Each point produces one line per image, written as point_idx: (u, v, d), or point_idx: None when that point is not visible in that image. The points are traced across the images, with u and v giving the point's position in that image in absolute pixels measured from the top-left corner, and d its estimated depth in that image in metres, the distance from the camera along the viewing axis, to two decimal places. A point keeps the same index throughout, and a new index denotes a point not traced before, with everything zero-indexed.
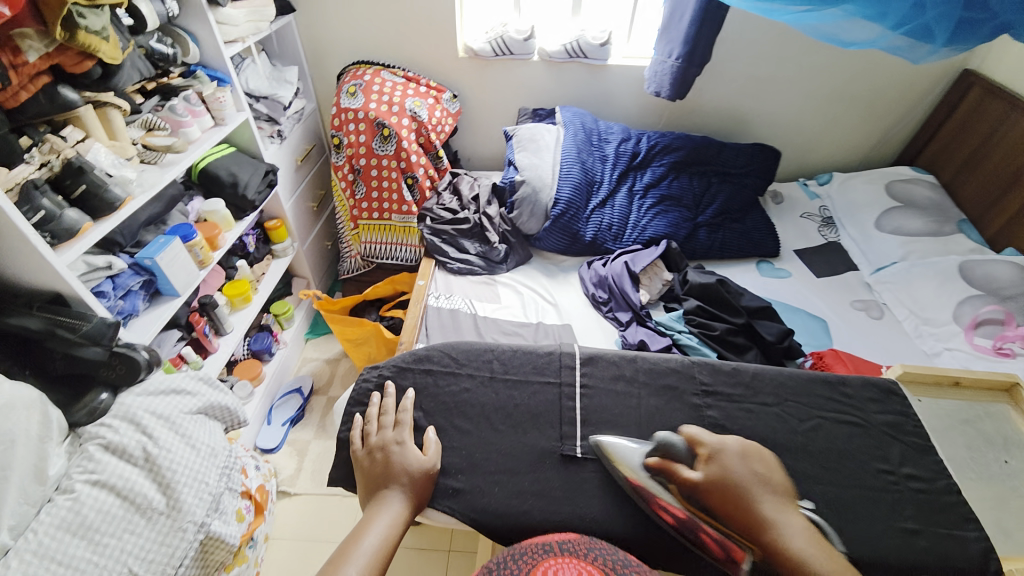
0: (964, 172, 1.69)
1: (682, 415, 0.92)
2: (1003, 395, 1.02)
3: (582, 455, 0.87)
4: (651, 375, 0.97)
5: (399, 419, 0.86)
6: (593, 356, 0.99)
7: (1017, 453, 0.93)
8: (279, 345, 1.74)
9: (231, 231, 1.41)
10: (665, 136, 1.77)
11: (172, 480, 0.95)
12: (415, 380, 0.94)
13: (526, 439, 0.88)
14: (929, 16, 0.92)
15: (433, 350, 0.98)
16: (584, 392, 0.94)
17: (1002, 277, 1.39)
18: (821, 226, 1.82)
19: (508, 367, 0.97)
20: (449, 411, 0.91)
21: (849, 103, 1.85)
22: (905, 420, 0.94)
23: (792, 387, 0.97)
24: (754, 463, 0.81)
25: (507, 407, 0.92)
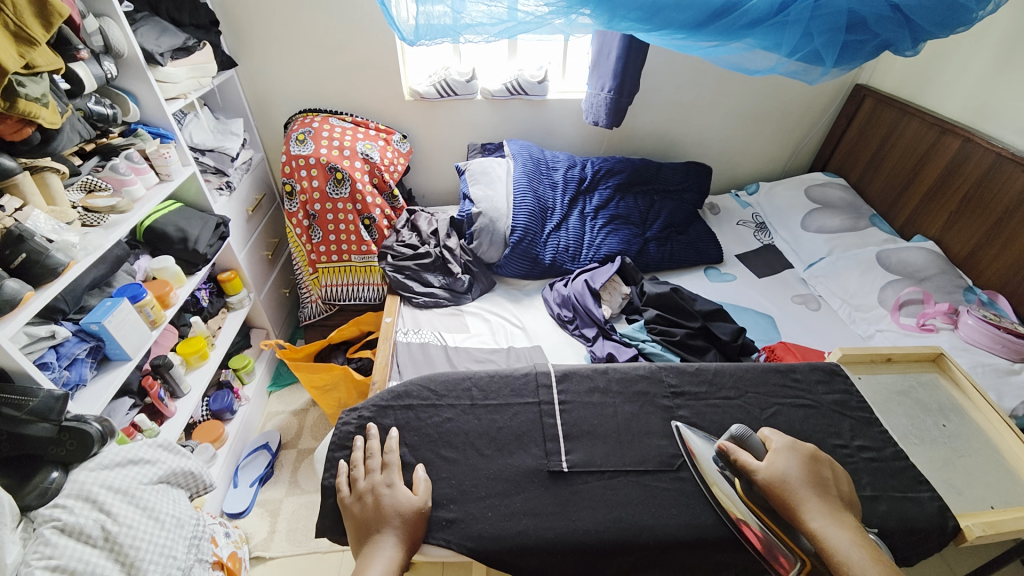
0: (868, 172, 1.91)
1: (656, 419, 0.97)
2: (931, 365, 1.15)
3: (569, 469, 0.89)
4: (623, 383, 1.03)
5: (387, 460, 0.85)
6: (567, 373, 1.04)
7: (951, 417, 1.05)
8: (241, 402, 1.65)
9: (182, 286, 1.36)
10: (607, 160, 1.89)
11: (137, 558, 0.88)
12: (396, 418, 0.94)
13: (513, 460, 0.90)
14: (817, 42, 1.09)
15: (411, 385, 0.99)
16: (563, 408, 0.98)
17: (914, 261, 1.57)
18: (755, 231, 1.99)
19: (487, 393, 0.99)
20: (435, 443, 0.91)
21: (763, 121, 2.07)
22: (850, 397, 1.04)
23: (749, 380, 1.05)
24: (818, 465, 0.80)
25: (491, 432, 0.93)
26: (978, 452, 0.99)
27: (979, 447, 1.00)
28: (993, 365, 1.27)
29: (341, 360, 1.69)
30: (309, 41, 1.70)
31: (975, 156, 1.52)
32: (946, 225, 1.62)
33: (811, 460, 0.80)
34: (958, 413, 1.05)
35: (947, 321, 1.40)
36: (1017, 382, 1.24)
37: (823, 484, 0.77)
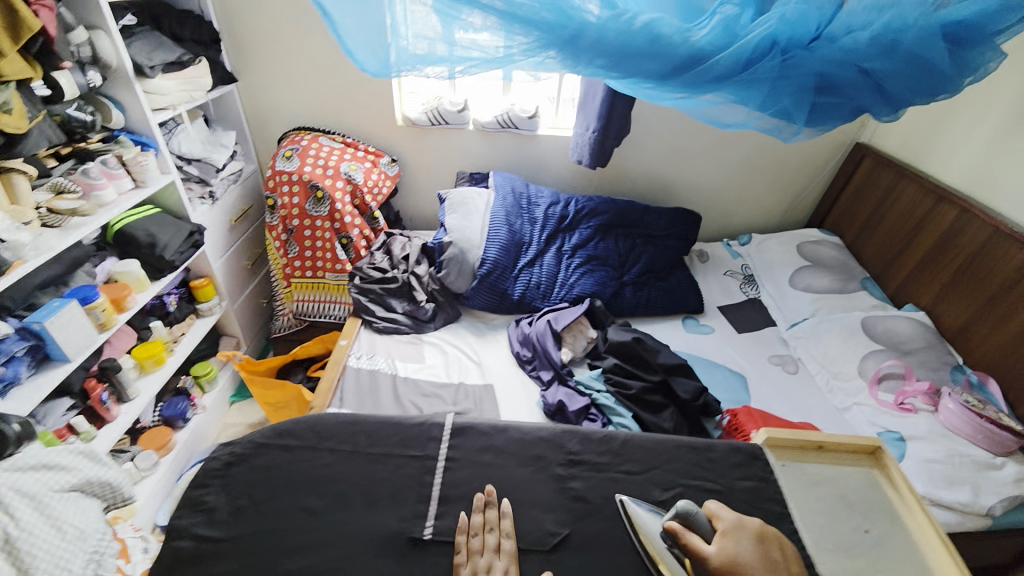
0: (864, 233, 1.84)
1: (544, 490, 0.90)
2: (867, 461, 1.00)
3: (430, 538, 0.83)
4: (521, 445, 0.96)
5: (501, 544, 0.82)
6: (464, 427, 0.97)
7: (878, 521, 0.91)
8: (198, 410, 1.64)
9: (145, 291, 1.38)
10: (592, 200, 1.87)
11: (31, 566, 0.85)
12: (270, 457, 0.92)
13: (376, 518, 0.85)
14: (786, 101, 1.07)
15: (298, 423, 0.96)
16: (447, 466, 0.92)
17: (901, 331, 1.47)
18: (742, 283, 1.92)
19: (373, 440, 0.94)
20: (304, 490, 0.88)
21: (760, 172, 2.02)
22: (766, 485, 0.93)
23: (661, 453, 0.97)
24: (769, 545, 0.80)
25: (364, 484, 0.89)
26: (909, 568, 0.85)
27: (908, 563, 0.86)
28: (970, 457, 1.17)
29: (301, 378, 1.67)
30: (305, 64, 1.76)
31: (971, 228, 1.45)
32: (937, 296, 1.53)
33: (762, 540, 0.80)
34: (890, 520, 0.91)
35: (927, 401, 1.31)
36: (997, 478, 1.15)
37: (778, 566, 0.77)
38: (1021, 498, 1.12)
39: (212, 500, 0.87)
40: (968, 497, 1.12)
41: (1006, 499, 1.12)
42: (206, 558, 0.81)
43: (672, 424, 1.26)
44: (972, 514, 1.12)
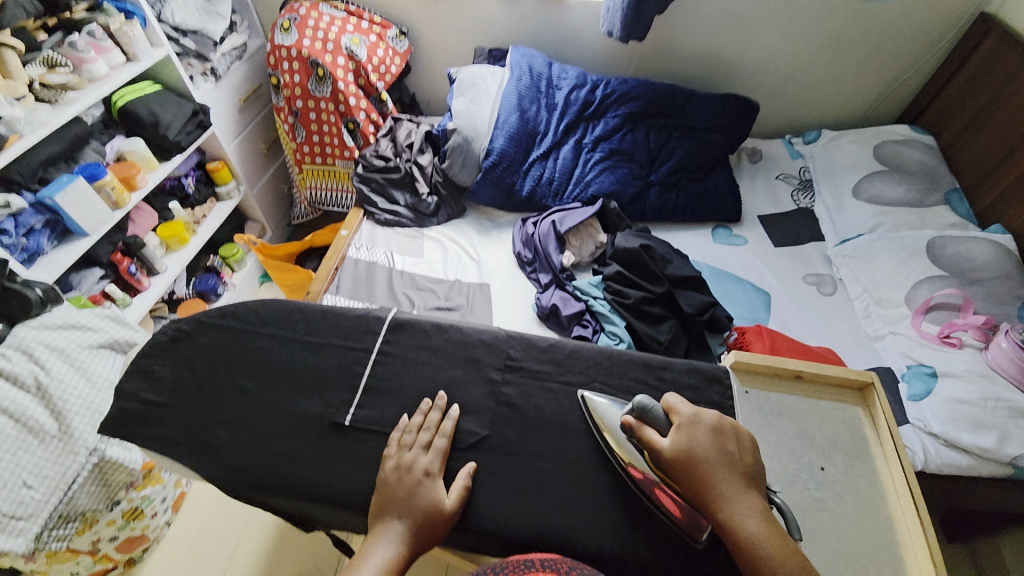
0: (966, 133, 1.47)
1: (472, 394, 0.72)
2: (855, 396, 0.82)
3: (349, 425, 0.68)
4: (457, 346, 0.76)
5: (434, 444, 0.66)
6: (404, 322, 0.78)
7: (838, 460, 0.76)
8: (228, 287, 1.76)
9: (154, 171, 1.41)
10: (625, 82, 1.60)
11: (64, 408, 1.00)
12: (194, 329, 0.78)
13: (300, 404, 0.70)
14: None
15: (241, 304, 0.80)
16: (377, 360, 0.74)
17: (973, 257, 1.23)
18: (796, 189, 1.63)
19: (312, 328, 0.77)
20: (234, 368, 0.74)
21: (849, 48, 1.60)
22: (718, 414, 0.73)
23: (606, 367, 0.75)
24: (725, 441, 0.60)
25: (296, 368, 0.73)
26: (860, 513, 0.72)
27: (858, 508, 0.72)
28: (1008, 403, 1.03)
29: (316, 265, 1.73)
30: None
31: None
32: None
33: (720, 434, 0.61)
34: (854, 459, 0.76)
35: (978, 337, 1.13)
36: None
37: (732, 464, 0.58)
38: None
39: (160, 369, 0.74)
40: (991, 443, 0.99)
41: None
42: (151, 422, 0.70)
43: (668, 338, 1.18)
44: (990, 460, 1.01)
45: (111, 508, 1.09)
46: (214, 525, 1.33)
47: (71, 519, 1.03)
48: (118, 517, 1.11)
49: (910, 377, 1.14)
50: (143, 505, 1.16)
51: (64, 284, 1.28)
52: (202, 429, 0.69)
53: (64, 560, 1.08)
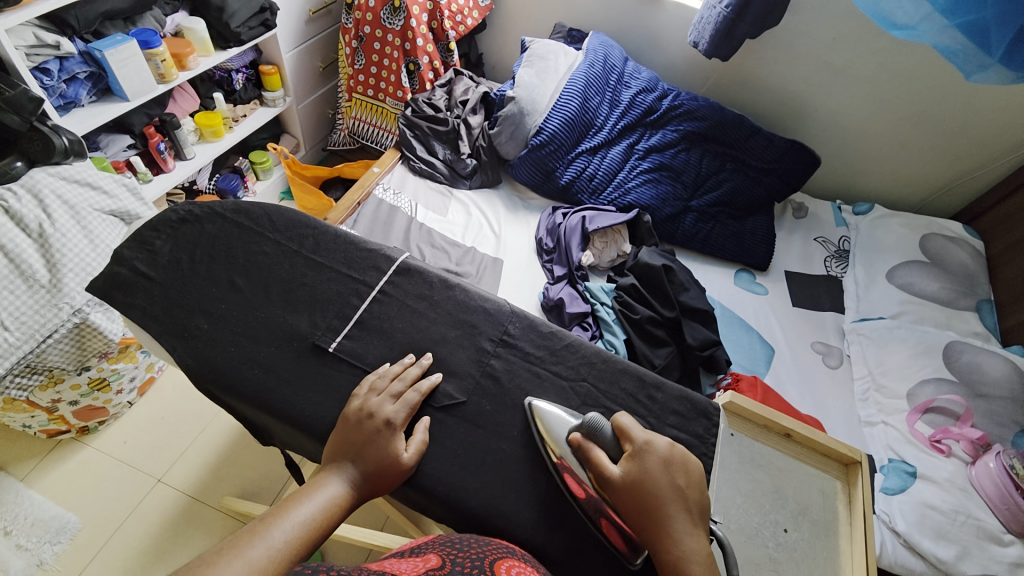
0: (1017, 248, 1.42)
1: (460, 359, 0.70)
2: (838, 470, 0.80)
3: (332, 351, 0.67)
4: (458, 307, 0.74)
5: (405, 395, 0.63)
6: (412, 268, 0.76)
7: (803, 526, 0.74)
8: (249, 194, 1.75)
9: (207, 57, 1.38)
10: (695, 99, 1.55)
11: (59, 261, 0.99)
12: (204, 215, 0.76)
13: (288, 318, 0.69)
14: (991, 12, 0.93)
15: (257, 204, 0.79)
16: (376, 298, 0.73)
17: (987, 371, 1.20)
18: (831, 256, 1.58)
19: (320, 248, 0.76)
20: (232, 266, 0.72)
21: (928, 129, 1.54)
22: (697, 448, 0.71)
23: (599, 370, 0.73)
24: (675, 473, 0.57)
25: (292, 283, 0.72)
26: None
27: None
28: (977, 522, 1.00)
29: (339, 194, 1.71)
30: None
31: None
32: None
33: (672, 467, 0.57)
34: (820, 532, 0.74)
35: (968, 450, 1.10)
36: (996, 554, 0.98)
37: (682, 500, 0.55)
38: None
39: (159, 244, 0.73)
40: (949, 556, 0.97)
41: None
42: (125, 291, 0.70)
43: (663, 363, 1.16)
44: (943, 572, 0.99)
45: (80, 372, 1.10)
46: (174, 418, 1.35)
47: (38, 372, 1.04)
48: (85, 383, 1.13)
49: (888, 470, 1.12)
50: (111, 378, 1.18)
51: (92, 143, 1.29)
52: (183, 315, 0.68)
53: (20, 410, 1.11)
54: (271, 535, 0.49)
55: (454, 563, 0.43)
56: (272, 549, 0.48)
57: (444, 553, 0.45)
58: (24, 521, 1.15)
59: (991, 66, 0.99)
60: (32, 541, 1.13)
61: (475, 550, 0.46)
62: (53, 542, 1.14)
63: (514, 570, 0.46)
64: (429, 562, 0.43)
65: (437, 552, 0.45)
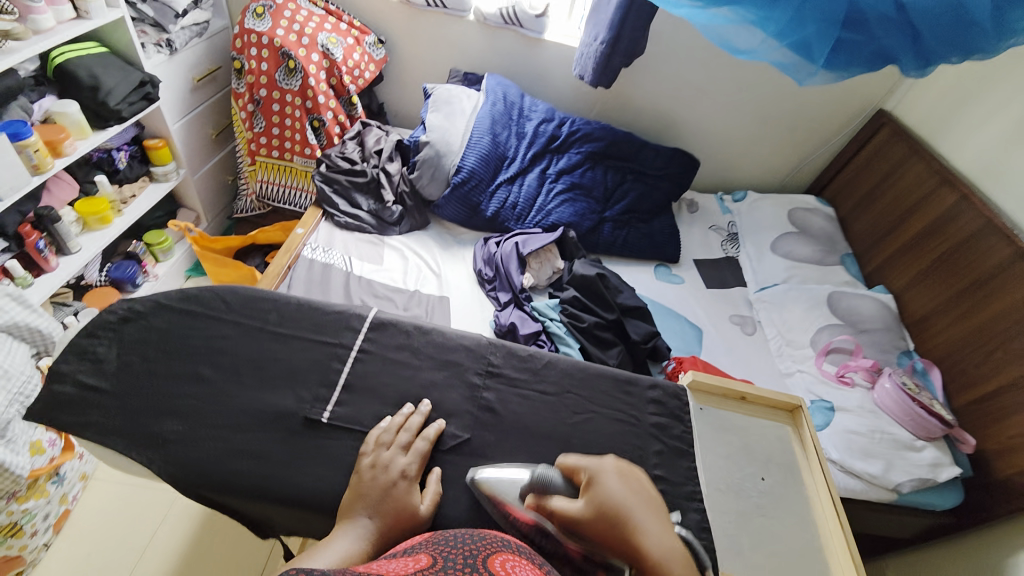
0: (859, 209, 1.79)
1: (454, 398, 0.77)
2: (786, 418, 0.91)
3: (326, 422, 0.72)
4: (438, 349, 0.81)
5: (415, 444, 0.70)
6: (385, 322, 0.82)
7: (774, 472, 0.84)
8: (149, 278, 1.59)
9: (85, 140, 1.27)
10: (588, 123, 1.73)
11: None
12: (167, 318, 0.78)
13: (268, 398, 0.73)
14: (810, 30, 1.05)
15: (204, 288, 0.81)
16: (358, 357, 0.78)
17: (863, 310, 1.47)
18: (725, 240, 1.83)
19: (284, 320, 0.80)
20: (199, 357, 0.75)
21: (772, 126, 1.88)
22: (676, 424, 0.84)
23: (579, 378, 0.84)
24: (627, 481, 0.65)
25: (262, 361, 0.76)
26: (788, 521, 0.80)
27: (789, 516, 0.81)
28: (892, 437, 1.22)
29: (257, 263, 1.61)
30: None
31: (967, 214, 1.40)
32: (910, 282, 1.53)
33: (623, 476, 0.66)
34: (787, 473, 0.85)
35: (866, 377, 1.33)
36: (912, 459, 1.20)
37: (639, 503, 0.62)
38: (931, 480, 1.18)
39: (103, 351, 0.75)
40: (879, 472, 1.18)
41: (915, 479, 1.18)
42: (88, 408, 0.70)
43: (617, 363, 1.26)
44: (879, 486, 1.19)
45: None
46: (99, 551, 1.16)
47: None
48: None
49: (814, 410, 1.31)
50: (22, 521, 1.04)
51: None
52: (152, 421, 0.70)
53: None
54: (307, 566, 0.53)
55: (445, 559, 0.46)
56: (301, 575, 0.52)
57: (436, 551, 0.48)
58: None
59: (817, 72, 1.12)
60: None
61: (468, 547, 0.49)
62: None
63: (505, 563, 0.48)
64: (421, 560, 0.46)
65: (428, 551, 0.49)
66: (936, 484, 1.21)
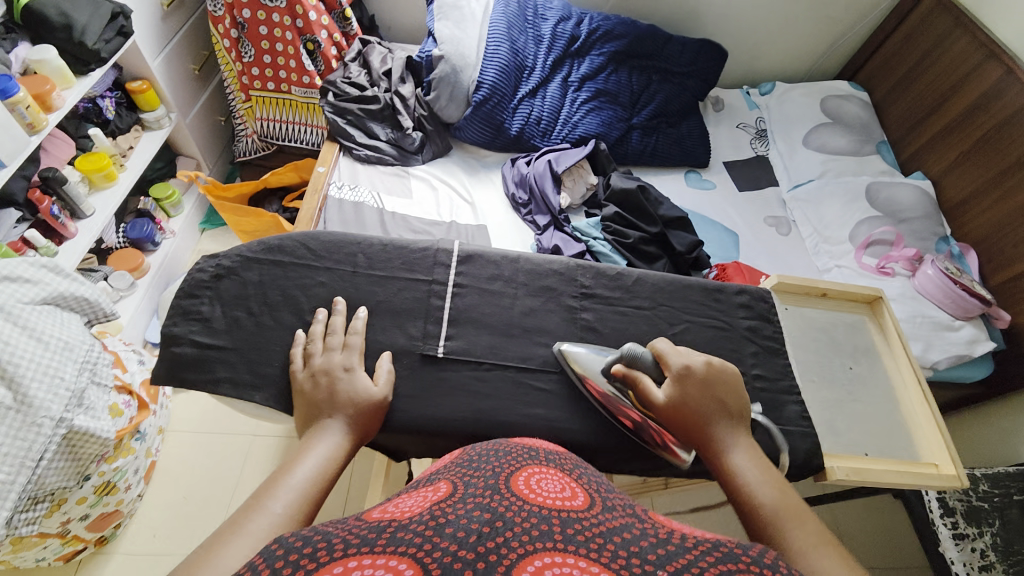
0: (895, 91, 1.69)
1: (555, 319, 0.82)
2: (864, 308, 1.01)
3: (442, 356, 0.77)
4: (531, 276, 0.85)
5: (349, 342, 0.72)
6: (472, 253, 0.85)
7: (861, 360, 0.95)
8: (166, 235, 1.53)
9: (71, 89, 1.14)
10: (608, 19, 1.57)
11: (16, 374, 0.84)
12: (261, 273, 0.79)
13: (381, 337, 0.76)
14: None
15: (288, 238, 0.81)
16: (455, 292, 0.81)
17: (902, 200, 1.46)
18: (753, 138, 1.74)
19: (374, 262, 0.81)
20: (300, 307, 0.77)
21: (804, 5, 1.71)
22: (766, 325, 0.89)
23: (669, 291, 0.87)
24: (716, 388, 0.67)
25: (368, 306, 0.78)
26: (882, 398, 0.93)
27: (878, 396, 0.93)
28: (932, 319, 1.27)
29: (276, 208, 1.54)
30: None
31: (1009, 92, 1.34)
32: (948, 167, 1.50)
33: (712, 382, 0.67)
34: (873, 358, 0.96)
35: (907, 267, 1.36)
36: (948, 338, 1.25)
37: (722, 411, 0.66)
38: (966, 355, 1.25)
39: (207, 310, 0.76)
40: (920, 352, 1.23)
41: (951, 356, 1.24)
42: (214, 365, 0.73)
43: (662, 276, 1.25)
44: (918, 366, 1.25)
45: (82, 484, 1.00)
46: (200, 494, 1.27)
47: (42, 500, 0.92)
48: (91, 492, 1.03)
49: None
50: (116, 478, 1.08)
51: None
52: (281, 371, 0.73)
53: (31, 545, 1.00)
54: (272, 506, 0.50)
55: (467, 484, 0.45)
56: (273, 517, 0.48)
57: (455, 476, 0.47)
58: None
59: None
60: None
61: (490, 468, 0.48)
62: None
63: (532, 477, 0.48)
64: (440, 489, 0.45)
65: (448, 478, 0.47)
66: (970, 358, 1.27)
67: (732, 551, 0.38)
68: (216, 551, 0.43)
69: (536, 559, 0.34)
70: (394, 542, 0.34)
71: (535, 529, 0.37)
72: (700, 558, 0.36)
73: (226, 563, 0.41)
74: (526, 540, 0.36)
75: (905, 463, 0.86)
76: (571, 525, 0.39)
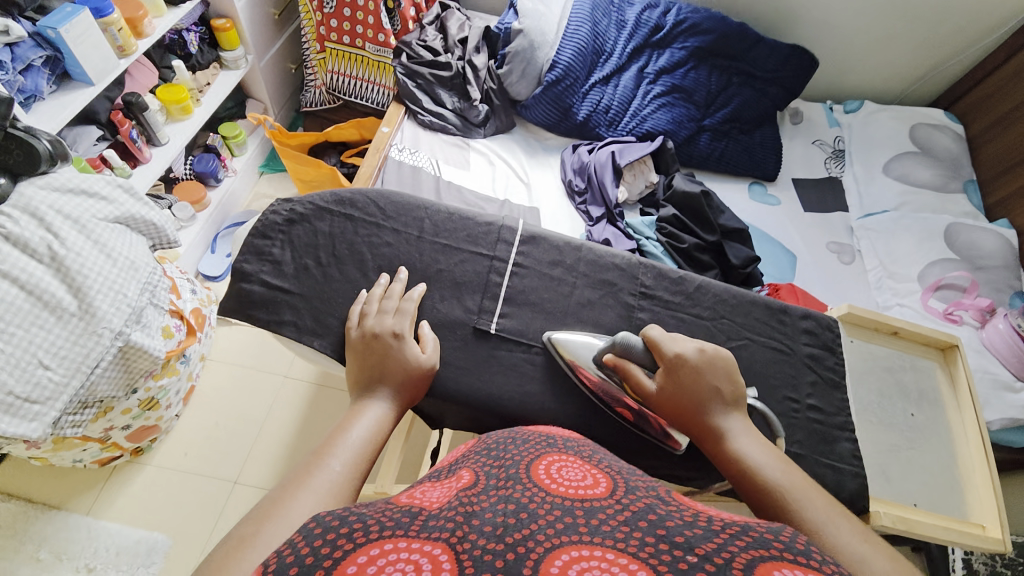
0: (995, 129, 1.55)
1: (611, 314, 0.81)
2: (936, 354, 0.97)
3: (495, 332, 0.77)
4: (592, 267, 0.84)
5: (403, 307, 0.72)
6: (536, 235, 0.84)
7: (925, 408, 0.91)
8: (228, 173, 1.58)
9: (161, 18, 1.19)
10: (697, 11, 1.49)
11: (84, 286, 0.88)
12: (332, 225, 0.80)
13: (440, 307, 0.77)
14: None
15: (360, 194, 0.83)
16: (515, 271, 0.81)
17: (983, 245, 1.37)
18: (829, 157, 1.62)
19: (439, 230, 0.82)
20: (364, 262, 0.78)
21: (911, 22, 1.58)
22: (828, 355, 0.85)
23: (732, 304, 0.85)
24: (710, 375, 0.66)
25: (429, 272, 0.79)
26: (942, 450, 0.89)
27: (934, 448, 0.89)
28: (994, 376, 1.19)
29: (333, 161, 1.56)
30: None
31: None
32: None
33: (707, 370, 0.66)
34: (937, 407, 0.92)
35: (977, 317, 1.28)
36: (1009, 399, 1.17)
37: (719, 397, 0.65)
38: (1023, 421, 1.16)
39: (278, 252, 0.78)
40: None
41: (1008, 418, 1.16)
42: (277, 306, 0.76)
43: None
44: None
45: (129, 396, 1.06)
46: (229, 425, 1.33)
47: (89, 405, 0.97)
48: (135, 405, 1.10)
49: None
50: (159, 396, 1.15)
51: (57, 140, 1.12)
52: (340, 323, 0.75)
53: (72, 446, 1.07)
54: (331, 463, 0.52)
55: (488, 476, 0.44)
56: (333, 474, 0.51)
57: (477, 467, 0.47)
58: (106, 554, 1.14)
59: None
60: (124, 567, 1.13)
61: (509, 458, 0.47)
62: (146, 564, 1.14)
63: (553, 466, 0.46)
64: (461, 480, 0.44)
65: (469, 469, 0.47)
66: None
67: (765, 537, 0.35)
68: (282, 505, 0.46)
69: (564, 552, 0.33)
70: (427, 529, 0.34)
71: (560, 521, 0.35)
72: (732, 542, 0.34)
73: (296, 516, 0.45)
74: (552, 532, 0.34)
75: (951, 519, 0.82)
76: (597, 515, 0.37)
